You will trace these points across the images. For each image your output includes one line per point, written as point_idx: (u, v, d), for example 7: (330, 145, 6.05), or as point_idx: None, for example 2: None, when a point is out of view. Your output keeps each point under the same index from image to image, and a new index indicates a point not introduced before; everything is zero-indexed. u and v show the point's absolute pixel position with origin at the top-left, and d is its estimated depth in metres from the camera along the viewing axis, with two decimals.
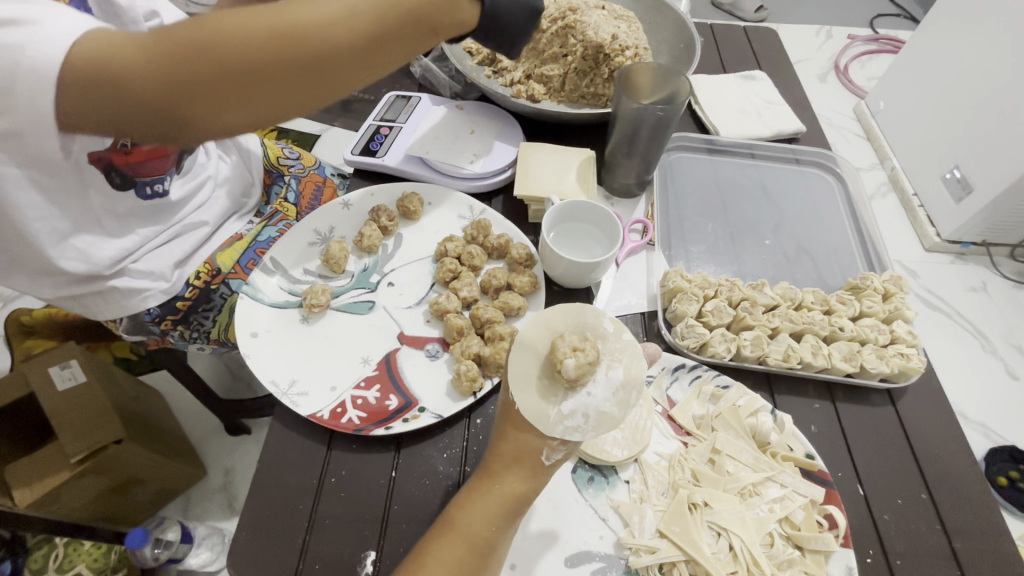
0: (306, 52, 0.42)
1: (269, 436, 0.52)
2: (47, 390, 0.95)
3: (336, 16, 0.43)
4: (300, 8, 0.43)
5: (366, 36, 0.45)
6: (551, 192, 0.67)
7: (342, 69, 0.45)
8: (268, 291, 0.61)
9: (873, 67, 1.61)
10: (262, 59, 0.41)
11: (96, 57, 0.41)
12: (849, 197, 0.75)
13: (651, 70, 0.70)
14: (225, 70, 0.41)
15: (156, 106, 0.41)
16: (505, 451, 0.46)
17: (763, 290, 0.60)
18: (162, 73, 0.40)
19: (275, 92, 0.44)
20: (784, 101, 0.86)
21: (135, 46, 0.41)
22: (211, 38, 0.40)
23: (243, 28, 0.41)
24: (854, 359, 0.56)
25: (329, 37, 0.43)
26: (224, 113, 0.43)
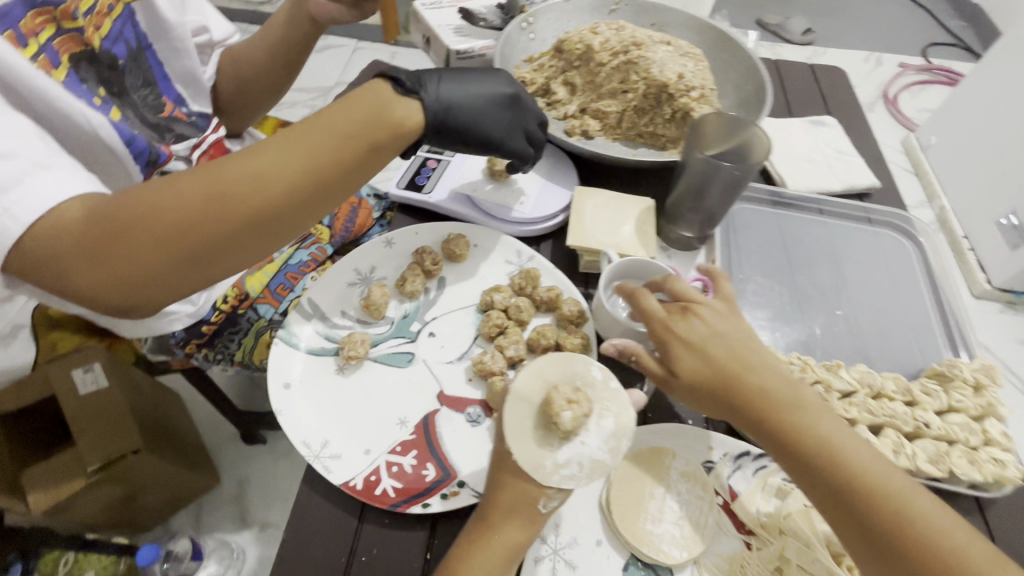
0: (265, 207, 0.44)
1: (297, 503, 0.49)
2: (66, 392, 0.87)
3: (282, 167, 0.44)
4: (250, 163, 0.44)
5: (319, 177, 0.46)
6: (607, 245, 0.62)
7: (302, 209, 0.46)
8: (304, 336, 0.58)
9: (926, 98, 1.52)
10: (223, 228, 0.43)
11: (48, 241, 0.40)
12: (928, 266, 0.69)
13: (719, 122, 0.65)
14: (186, 240, 0.42)
15: (121, 286, 0.42)
16: (501, 500, 0.42)
17: (838, 373, 0.55)
18: (121, 258, 0.41)
19: (240, 246, 0.45)
20: (856, 151, 0.80)
21: (85, 228, 0.41)
22: (165, 216, 0.41)
23: (196, 199, 0.42)
24: (942, 462, 0.50)
25: (282, 189, 0.44)
26: (190, 276, 0.44)
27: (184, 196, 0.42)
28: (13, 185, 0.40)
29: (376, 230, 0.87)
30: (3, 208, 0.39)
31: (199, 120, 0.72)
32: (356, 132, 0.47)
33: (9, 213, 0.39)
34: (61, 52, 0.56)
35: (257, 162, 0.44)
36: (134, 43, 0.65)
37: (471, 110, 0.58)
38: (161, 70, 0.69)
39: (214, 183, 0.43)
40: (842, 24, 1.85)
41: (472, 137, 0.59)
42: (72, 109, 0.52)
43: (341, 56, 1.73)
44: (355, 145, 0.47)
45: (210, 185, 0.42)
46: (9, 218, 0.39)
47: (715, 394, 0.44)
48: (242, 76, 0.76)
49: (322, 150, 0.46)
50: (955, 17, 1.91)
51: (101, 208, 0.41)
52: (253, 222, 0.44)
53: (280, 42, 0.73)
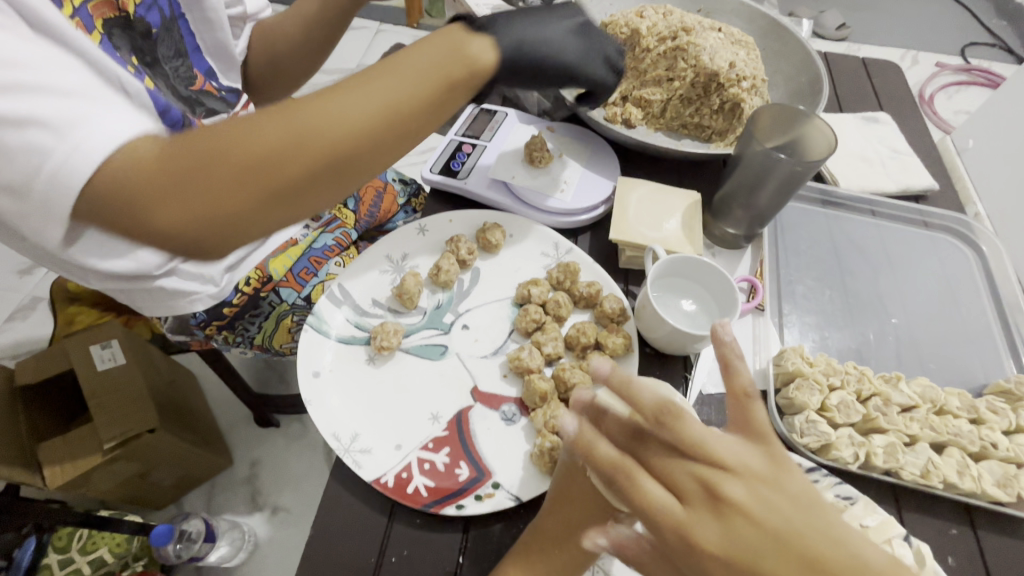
0: (350, 151, 0.39)
1: (325, 497, 0.47)
2: (84, 369, 0.86)
3: (369, 105, 0.39)
4: (332, 100, 0.38)
5: (400, 115, 0.40)
6: (653, 240, 0.59)
7: (387, 152, 0.41)
8: (334, 323, 0.56)
9: (964, 98, 1.45)
10: (308, 173, 0.38)
11: (111, 185, 0.35)
12: (989, 276, 0.65)
13: (780, 112, 0.60)
14: (262, 180, 0.37)
15: (201, 237, 0.38)
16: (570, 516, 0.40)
17: (897, 386, 0.53)
18: (201, 207, 0.37)
19: (321, 193, 0.41)
20: (911, 151, 0.76)
21: (153, 170, 0.36)
22: (245, 158, 0.37)
23: (278, 140, 0.37)
24: (1010, 485, 0.47)
25: (361, 124, 0.39)
26: (266, 219, 0.39)
27: (265, 137, 0.37)
28: (83, 123, 0.35)
29: (401, 215, 0.85)
30: (70, 146, 0.34)
31: (230, 96, 0.69)
32: (440, 64, 0.41)
33: (79, 151, 0.34)
34: (94, 17, 0.53)
35: (333, 97, 0.39)
36: (167, 12, 0.62)
37: (545, 39, 0.49)
38: (191, 40, 0.65)
39: (292, 123, 0.38)
40: (881, 17, 1.75)
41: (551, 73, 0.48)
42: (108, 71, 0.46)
43: (363, 38, 1.70)
44: (443, 80, 0.41)
45: (293, 121, 0.38)
46: (79, 155, 0.34)
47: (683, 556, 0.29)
48: (275, 51, 0.73)
49: (408, 87, 0.40)
50: (995, 14, 1.80)
51: (173, 146, 0.36)
52: (332, 162, 0.39)
53: (317, 16, 0.70)
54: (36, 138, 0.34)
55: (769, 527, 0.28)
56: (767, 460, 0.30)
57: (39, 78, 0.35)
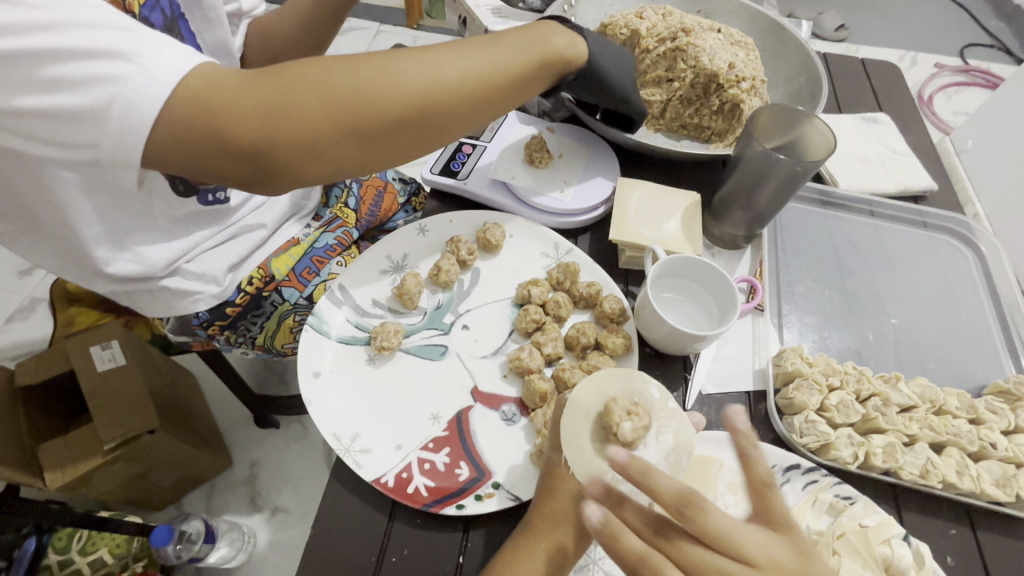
0: (432, 95, 0.43)
1: (326, 497, 0.47)
2: (85, 370, 0.86)
3: (455, 62, 0.45)
4: (422, 55, 0.44)
5: (483, 80, 0.45)
6: (652, 241, 0.59)
7: (463, 110, 0.46)
8: (335, 324, 0.56)
9: (963, 99, 1.45)
10: (392, 106, 0.42)
11: (212, 91, 0.38)
12: (988, 277, 0.66)
13: (778, 113, 0.60)
14: (351, 111, 0.41)
15: (281, 148, 0.40)
16: (552, 509, 0.43)
17: (897, 386, 0.53)
18: (292, 118, 0.39)
19: (398, 134, 0.44)
20: (910, 151, 0.76)
21: (253, 85, 0.39)
22: (338, 85, 0.41)
23: (373, 76, 0.42)
24: (1009, 486, 0.48)
25: (450, 82, 0.44)
26: (342, 150, 0.42)
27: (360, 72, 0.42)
28: (150, 51, 0.38)
29: (401, 215, 0.85)
30: (142, 68, 0.37)
31: None
32: (519, 47, 0.48)
33: (147, 76, 0.37)
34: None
35: (426, 56, 0.44)
36: (169, 12, 0.61)
37: (611, 58, 0.57)
38: (193, 41, 0.65)
39: (385, 65, 0.42)
40: (879, 18, 1.76)
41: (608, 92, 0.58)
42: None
43: (363, 38, 1.69)
44: (519, 58, 0.48)
45: (388, 64, 0.43)
46: (152, 80, 0.37)
47: None
48: (272, 49, 0.73)
49: (488, 53, 0.46)
50: (993, 15, 1.80)
51: (275, 70, 0.40)
52: (414, 110, 0.43)
53: (314, 12, 0.71)
54: (107, 67, 0.37)
55: None
56: (791, 551, 0.36)
57: (99, 23, 0.38)
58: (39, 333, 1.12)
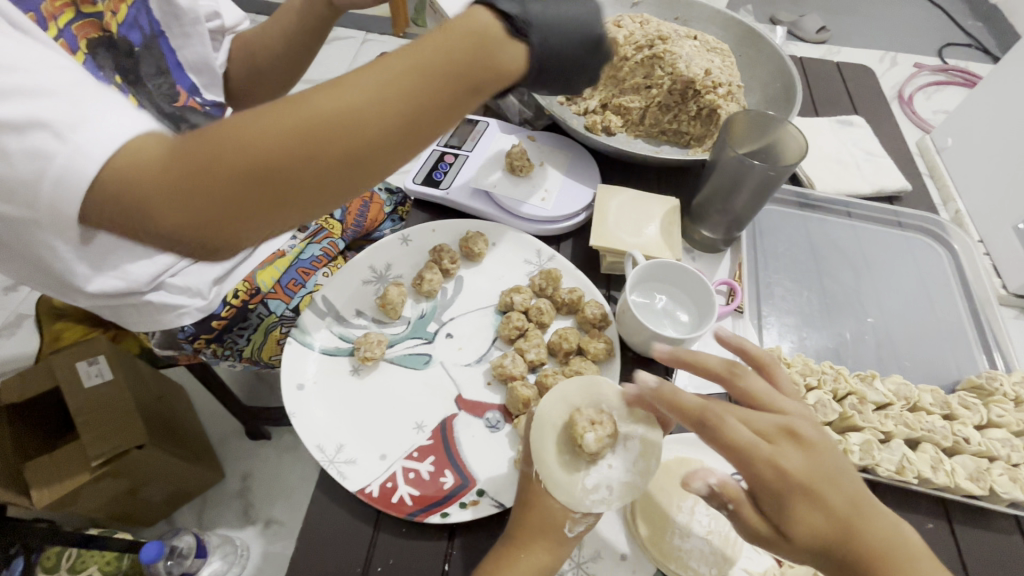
0: (352, 144, 0.35)
1: (311, 508, 0.47)
2: (71, 386, 0.85)
3: (374, 96, 0.35)
4: (332, 92, 0.35)
5: (412, 111, 0.36)
6: (632, 246, 0.59)
7: (396, 149, 0.37)
8: (318, 336, 0.56)
9: (942, 99, 1.48)
10: (306, 167, 0.35)
11: (114, 185, 0.35)
12: (963, 275, 0.67)
13: (752, 119, 0.62)
14: (267, 183, 0.35)
15: (199, 235, 0.36)
16: (528, 523, 0.43)
17: (872, 384, 0.54)
18: (198, 202, 0.34)
19: (325, 190, 0.37)
20: (885, 153, 0.77)
21: (152, 168, 0.34)
22: (238, 152, 0.34)
23: (279, 133, 0.34)
24: (983, 479, 0.49)
25: (374, 121, 0.35)
26: (269, 222, 0.37)
27: (261, 130, 0.34)
28: (81, 124, 0.35)
29: (387, 224, 0.85)
30: (71, 148, 0.34)
31: (212, 111, 0.68)
32: (453, 58, 0.36)
33: (79, 152, 0.34)
34: (79, 37, 0.53)
35: (345, 93, 0.35)
36: (148, 30, 0.61)
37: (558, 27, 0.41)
38: (173, 57, 0.65)
39: (291, 118, 0.34)
40: (859, 22, 1.78)
41: (578, 72, 0.43)
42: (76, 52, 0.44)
43: (349, 48, 1.70)
44: (455, 74, 0.37)
45: (295, 115, 0.34)
46: (80, 156, 0.34)
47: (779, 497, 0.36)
48: (256, 64, 0.73)
49: (414, 76, 0.36)
50: (970, 17, 1.83)
51: (176, 144, 0.35)
52: (344, 166, 0.36)
53: (296, 27, 0.71)
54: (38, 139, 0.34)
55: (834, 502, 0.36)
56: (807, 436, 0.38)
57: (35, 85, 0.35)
58: (27, 348, 1.11)
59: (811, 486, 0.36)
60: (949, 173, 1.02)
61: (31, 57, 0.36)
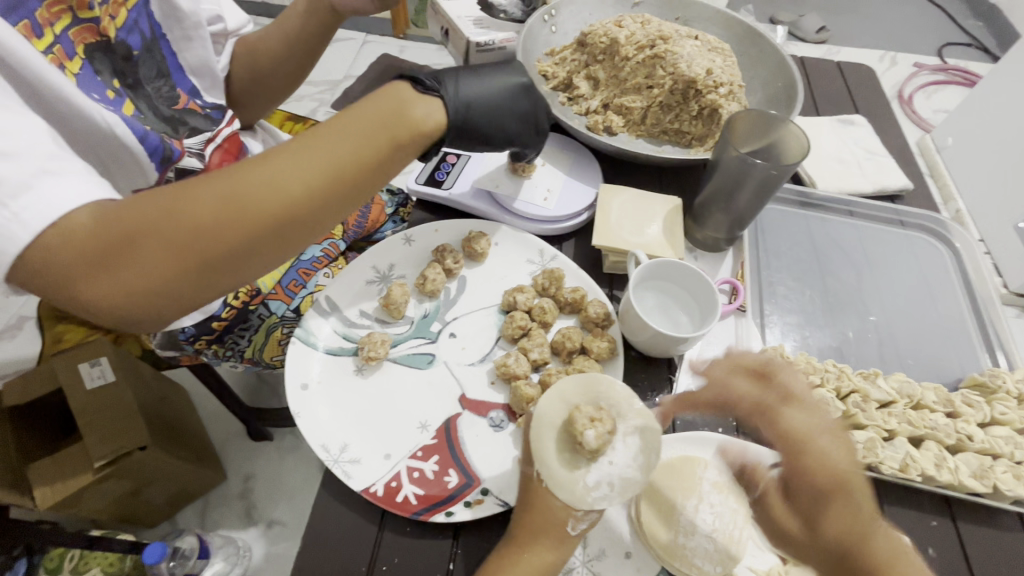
0: (284, 210, 0.39)
1: (316, 508, 0.47)
2: (72, 388, 0.85)
3: (302, 167, 0.39)
4: (263, 165, 0.39)
5: (338, 178, 0.40)
6: (635, 246, 0.60)
7: (323, 212, 0.41)
8: (322, 335, 0.56)
9: (942, 98, 1.48)
10: (241, 232, 0.38)
11: (48, 257, 0.35)
12: (964, 273, 0.67)
13: (753, 119, 0.62)
14: (201, 251, 0.37)
15: (141, 301, 0.37)
16: (527, 523, 0.43)
17: (876, 383, 0.54)
18: (138, 268, 0.36)
19: (261, 251, 0.40)
20: (887, 152, 0.78)
21: (85, 238, 0.36)
22: (176, 220, 0.37)
23: (214, 201, 0.37)
24: (986, 477, 0.49)
25: (304, 190, 0.39)
26: (205, 286, 0.39)
27: (197, 200, 0.37)
28: (23, 190, 0.35)
29: (389, 225, 0.85)
30: (13, 214, 0.34)
31: (214, 113, 0.68)
32: (375, 131, 0.42)
33: (18, 220, 0.34)
34: (76, 43, 0.53)
35: (273, 166, 0.39)
36: (149, 33, 0.61)
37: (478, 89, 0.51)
38: (173, 60, 0.65)
39: (225, 187, 0.38)
40: (859, 22, 1.78)
41: (501, 117, 0.53)
42: (85, 104, 0.48)
43: (350, 49, 1.70)
44: (377, 144, 0.42)
45: (229, 185, 0.38)
46: (18, 225, 0.34)
47: (821, 492, 0.41)
48: (258, 66, 0.73)
49: (337, 146, 0.41)
50: (970, 17, 1.83)
51: (109, 214, 0.36)
52: (270, 228, 0.39)
53: (299, 32, 0.71)
54: None
55: (859, 510, 0.40)
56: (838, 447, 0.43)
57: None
58: (29, 350, 1.11)
59: (851, 495, 0.40)
60: (949, 172, 1.02)
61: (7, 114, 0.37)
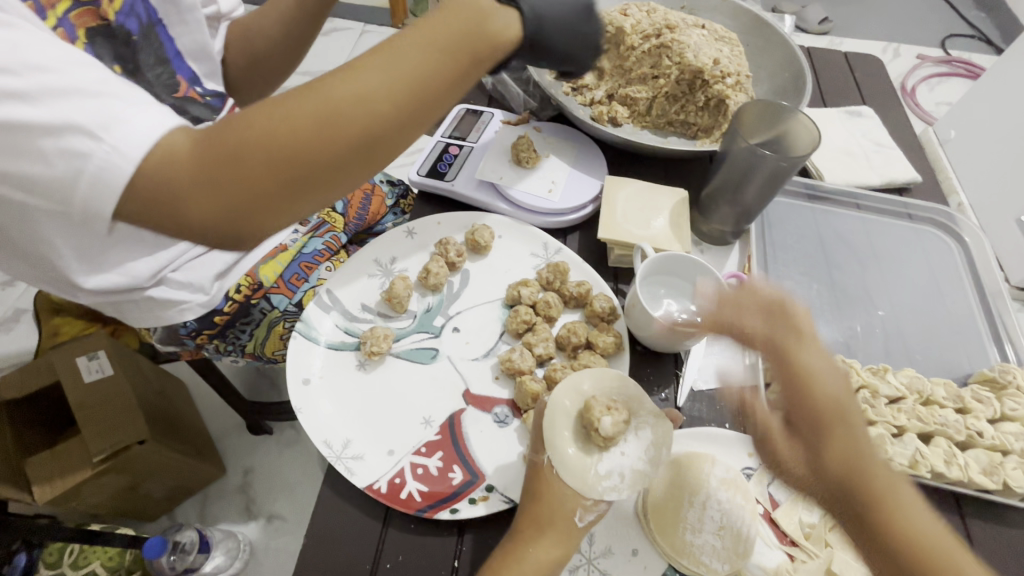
0: (376, 123, 0.37)
1: (318, 505, 0.46)
2: (70, 381, 0.84)
3: (388, 78, 0.37)
4: (349, 78, 0.36)
5: (426, 89, 0.38)
6: (641, 239, 0.59)
7: (411, 124, 0.39)
8: (324, 330, 0.55)
9: (945, 90, 1.47)
10: (336, 147, 0.36)
11: (155, 180, 0.35)
12: (973, 266, 0.66)
13: (761, 109, 0.61)
14: (298, 167, 0.36)
15: (246, 221, 0.37)
16: (537, 514, 0.42)
17: (885, 378, 0.54)
18: (241, 187, 0.35)
19: (355, 167, 0.38)
20: (895, 144, 0.77)
21: (189, 160, 0.35)
22: (272, 138, 0.35)
23: (307, 116, 0.35)
24: (996, 473, 0.48)
25: (394, 102, 0.37)
26: (295, 207, 0.38)
27: (287, 115, 0.35)
28: (114, 122, 0.34)
29: (390, 217, 0.84)
30: (110, 146, 0.34)
31: (214, 101, 0.66)
32: (458, 37, 0.38)
33: (118, 150, 0.34)
34: (76, 27, 0.53)
35: (360, 77, 0.36)
36: (146, 18, 0.59)
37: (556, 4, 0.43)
38: (172, 46, 0.63)
39: (316, 102, 0.36)
40: (863, 12, 1.76)
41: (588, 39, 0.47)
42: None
43: (347, 39, 1.68)
44: (460, 52, 0.38)
45: (320, 99, 0.36)
46: (119, 155, 0.34)
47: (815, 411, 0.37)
48: (255, 49, 0.72)
49: (421, 54, 0.38)
50: (974, 8, 1.81)
51: (207, 135, 0.35)
52: (363, 143, 0.37)
53: (296, 9, 0.70)
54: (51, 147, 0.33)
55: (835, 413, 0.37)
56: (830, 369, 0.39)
57: (53, 78, 0.34)
58: (26, 342, 1.10)
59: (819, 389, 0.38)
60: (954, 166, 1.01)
61: (57, 52, 0.35)
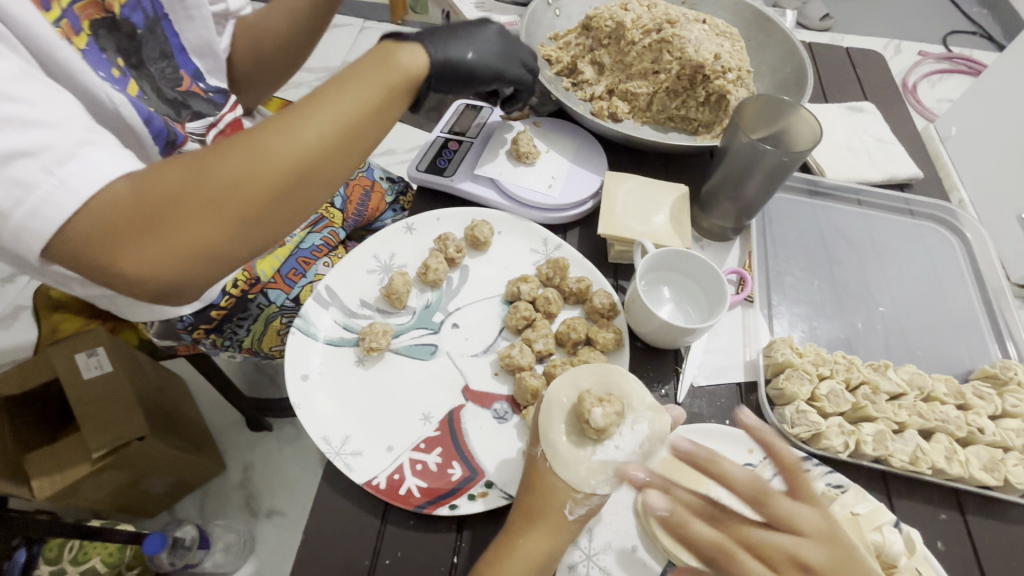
0: (309, 156, 0.42)
1: (317, 502, 0.46)
2: (70, 378, 0.83)
3: (315, 116, 0.42)
4: (281, 121, 0.42)
5: (350, 121, 0.44)
6: (642, 234, 0.58)
7: (342, 156, 0.44)
8: (322, 326, 0.55)
9: (946, 87, 1.46)
10: (273, 180, 0.41)
11: (97, 223, 0.37)
12: (974, 263, 0.66)
13: (765, 103, 0.60)
14: (242, 200, 0.40)
15: (190, 256, 0.39)
16: (528, 505, 0.43)
17: (886, 374, 0.53)
18: (185, 222, 0.38)
19: (293, 199, 0.43)
20: (896, 140, 0.76)
21: (128, 201, 0.37)
22: (214, 176, 0.39)
23: (244, 155, 0.40)
24: (997, 469, 0.48)
25: (321, 134, 0.42)
26: (239, 241, 0.41)
27: (227, 157, 0.40)
28: (70, 158, 0.36)
29: (389, 213, 0.84)
30: (57, 182, 0.35)
31: (217, 97, 0.66)
32: (373, 77, 0.45)
33: (66, 187, 0.35)
34: (81, 18, 0.52)
35: (290, 118, 0.42)
36: (151, 12, 0.59)
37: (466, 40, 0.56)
38: (176, 41, 0.62)
39: (252, 143, 0.41)
40: (863, 8, 1.75)
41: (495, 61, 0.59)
42: (91, 82, 0.47)
43: (348, 35, 1.67)
44: (376, 89, 0.45)
45: (257, 140, 0.41)
46: (66, 192, 0.35)
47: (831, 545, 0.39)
48: (261, 49, 0.71)
49: (343, 94, 0.44)
50: (976, 4, 1.81)
51: (148, 179, 0.38)
52: (299, 175, 0.42)
53: (303, 8, 0.69)
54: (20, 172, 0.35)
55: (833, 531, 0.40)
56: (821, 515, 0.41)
57: (23, 109, 0.35)
58: (26, 338, 1.10)
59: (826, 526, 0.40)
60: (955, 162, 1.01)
61: (38, 89, 0.37)
